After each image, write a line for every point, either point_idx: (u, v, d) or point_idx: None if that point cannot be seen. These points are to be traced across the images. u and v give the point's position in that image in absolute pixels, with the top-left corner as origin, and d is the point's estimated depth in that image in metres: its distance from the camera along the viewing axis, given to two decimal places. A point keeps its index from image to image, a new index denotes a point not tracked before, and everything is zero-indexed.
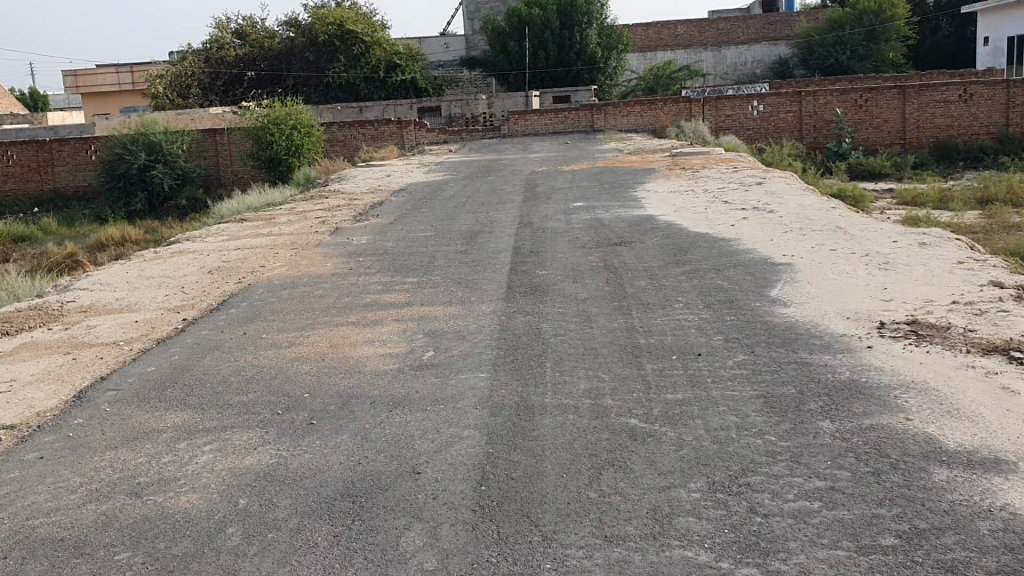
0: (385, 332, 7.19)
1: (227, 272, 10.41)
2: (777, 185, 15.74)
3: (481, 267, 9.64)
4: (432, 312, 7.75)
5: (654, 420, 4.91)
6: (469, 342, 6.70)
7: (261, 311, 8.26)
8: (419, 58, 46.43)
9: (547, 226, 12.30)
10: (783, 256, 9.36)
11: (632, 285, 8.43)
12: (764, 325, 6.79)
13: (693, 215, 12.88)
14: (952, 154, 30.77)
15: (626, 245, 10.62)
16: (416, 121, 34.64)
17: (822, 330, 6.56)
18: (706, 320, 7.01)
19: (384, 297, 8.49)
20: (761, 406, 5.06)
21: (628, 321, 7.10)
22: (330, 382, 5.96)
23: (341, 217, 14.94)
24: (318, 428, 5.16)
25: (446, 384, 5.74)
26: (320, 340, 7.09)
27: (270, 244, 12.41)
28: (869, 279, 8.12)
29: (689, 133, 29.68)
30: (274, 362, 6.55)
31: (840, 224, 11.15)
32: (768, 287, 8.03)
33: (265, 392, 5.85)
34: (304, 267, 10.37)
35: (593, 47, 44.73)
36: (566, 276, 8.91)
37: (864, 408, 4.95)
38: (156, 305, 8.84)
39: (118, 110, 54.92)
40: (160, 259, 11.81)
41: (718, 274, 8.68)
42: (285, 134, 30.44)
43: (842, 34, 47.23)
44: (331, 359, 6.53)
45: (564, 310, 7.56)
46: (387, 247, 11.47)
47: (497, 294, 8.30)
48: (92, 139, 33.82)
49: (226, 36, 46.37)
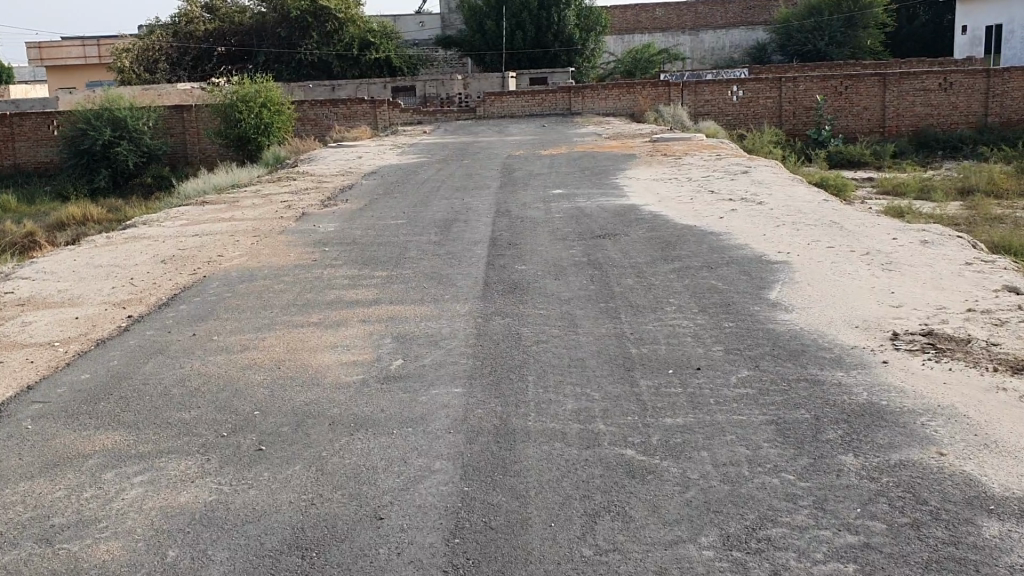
0: (350, 335, 6.51)
1: (182, 261, 9.67)
2: (764, 173, 15.18)
3: (457, 260, 8.99)
4: (403, 313, 7.08)
5: (654, 451, 4.30)
6: (443, 349, 6.06)
7: (215, 307, 7.55)
8: (393, 35, 45.43)
9: (526, 215, 11.66)
10: (778, 254, 8.77)
11: (619, 284, 7.80)
12: (766, 333, 6.20)
13: (679, 205, 12.30)
14: (931, 142, 30.43)
15: (610, 237, 10.00)
16: (390, 101, 33.75)
17: (831, 340, 5.99)
18: (702, 327, 6.40)
19: (351, 293, 7.80)
20: (773, 434, 4.47)
21: (617, 326, 6.48)
22: (284, 397, 5.28)
23: (308, 201, 14.23)
24: (268, 455, 4.49)
25: (416, 401, 5.09)
26: (278, 343, 6.42)
27: (232, 230, 11.68)
28: (873, 281, 7.54)
29: (669, 118, 29.10)
30: (223, 370, 5.86)
31: (834, 218, 10.58)
32: (767, 289, 7.45)
33: (211, 409, 5.17)
34: (265, 257, 9.65)
35: (571, 28, 43.84)
36: (547, 273, 8.27)
37: (890, 440, 4.36)
38: (100, 299, 8.11)
39: (84, 84, 53.58)
40: (114, 245, 11.05)
41: (710, 274, 8.07)
42: (254, 112, 29.54)
43: (821, 20, 46.72)
44: (288, 367, 5.85)
45: (546, 313, 6.91)
46: (355, 236, 10.77)
47: (474, 292, 7.65)
48: (53, 113, 32.68)
49: (195, 10, 45.09)
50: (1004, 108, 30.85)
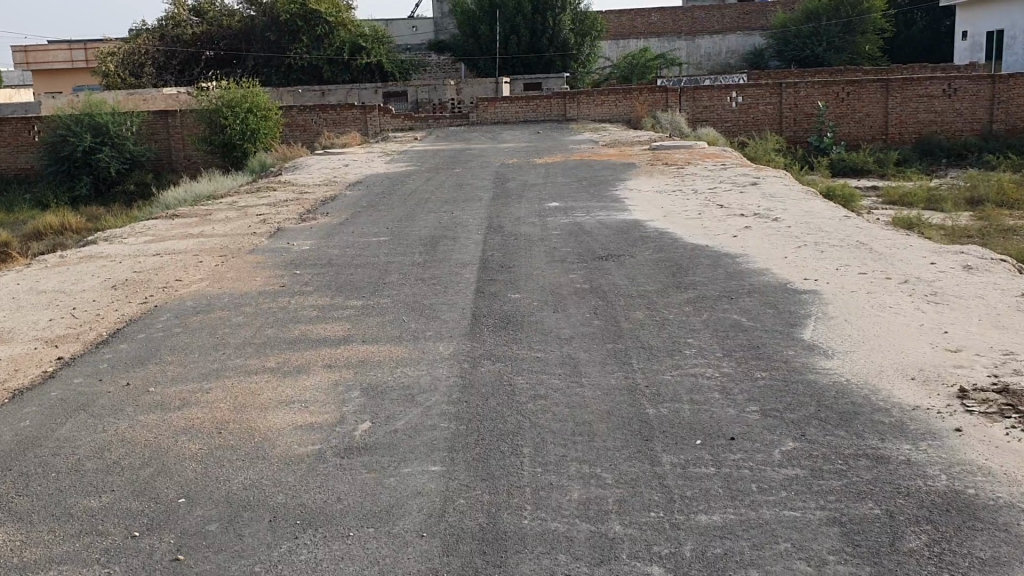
0: (310, 386, 5.49)
1: (134, 287, 8.63)
2: (774, 186, 14.21)
3: (441, 288, 7.93)
4: (376, 356, 6.04)
5: (686, 569, 3.31)
6: (420, 408, 5.02)
7: (160, 348, 6.51)
8: (386, 40, 44.10)
9: (520, 232, 10.65)
10: (804, 281, 7.77)
11: (627, 318, 6.78)
12: (807, 388, 5.17)
13: (687, 221, 11.29)
14: (935, 150, 29.47)
15: (613, 260, 8.97)
16: (380, 107, 32.72)
17: (885, 398, 4.99)
18: (730, 378, 5.37)
19: (316, 330, 6.76)
20: (840, 541, 3.49)
21: (629, 376, 5.45)
22: (219, 478, 4.27)
23: (286, 215, 13.15)
24: (187, 571, 3.47)
25: (384, 487, 4.07)
26: (227, 397, 5.40)
27: (198, 248, 10.61)
28: (919, 316, 6.55)
29: (666, 124, 28.15)
30: (150, 437, 4.83)
31: (862, 238, 9.57)
32: (797, 326, 6.45)
33: (126, 494, 4.15)
34: (227, 283, 8.56)
35: (566, 33, 42.91)
36: (543, 304, 7.24)
37: (996, 555, 3.35)
38: (32, 335, 7.07)
39: (68, 88, 52.54)
40: (66, 266, 10.00)
41: (730, 306, 7.06)
42: (240, 118, 28.49)
43: (819, 25, 45.93)
44: (230, 433, 4.82)
45: (544, 357, 5.86)
46: (331, 256, 9.71)
47: (460, 327, 6.63)
48: (34, 118, 31.57)
49: (182, 13, 43.90)
50: (1009, 115, 29.88)
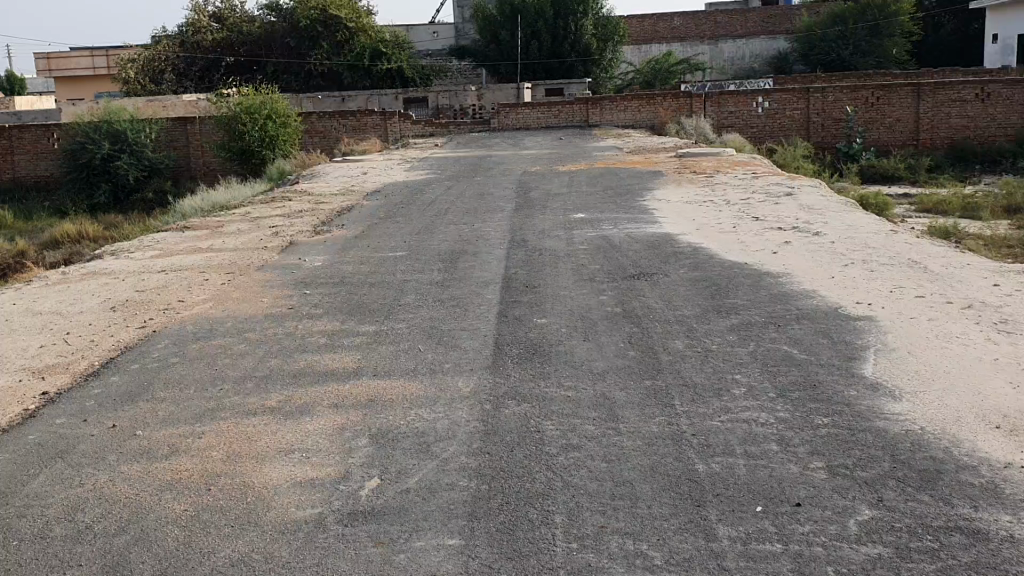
0: (313, 431, 4.90)
1: (136, 308, 8.12)
2: (810, 196, 13.53)
3: (461, 311, 7.34)
4: (389, 393, 5.45)
5: None
6: (436, 461, 4.42)
7: (152, 381, 5.95)
8: (406, 46, 43.67)
9: (545, 247, 10.05)
10: (858, 306, 7.10)
11: (665, 348, 6.17)
12: (876, 438, 4.52)
13: (721, 235, 10.65)
14: (968, 157, 28.63)
15: (645, 279, 8.35)
16: (401, 112, 32.17)
17: (970, 452, 4.32)
18: (788, 425, 4.74)
19: (324, 361, 6.17)
20: None
21: (673, 422, 4.82)
22: (205, 550, 3.69)
23: (299, 227, 12.62)
24: None
25: (393, 564, 3.48)
26: (220, 443, 4.82)
27: (205, 264, 10.09)
28: (991, 350, 5.87)
29: (691, 131, 27.46)
30: (133, 493, 4.28)
31: (913, 255, 8.89)
32: (856, 360, 5.81)
33: (94, 571, 3.58)
34: (232, 304, 8.02)
35: (588, 38, 42.26)
36: (572, 331, 6.62)
37: None
38: (19, 364, 6.56)
39: (90, 95, 52.59)
40: (67, 284, 9.50)
41: (779, 335, 6.44)
42: (259, 125, 28.03)
43: (845, 29, 45.04)
44: (220, 490, 4.24)
45: (576, 397, 5.24)
46: (344, 274, 9.16)
47: (482, 358, 6.03)
48: (53, 125, 31.27)
49: (203, 19, 43.75)
50: None
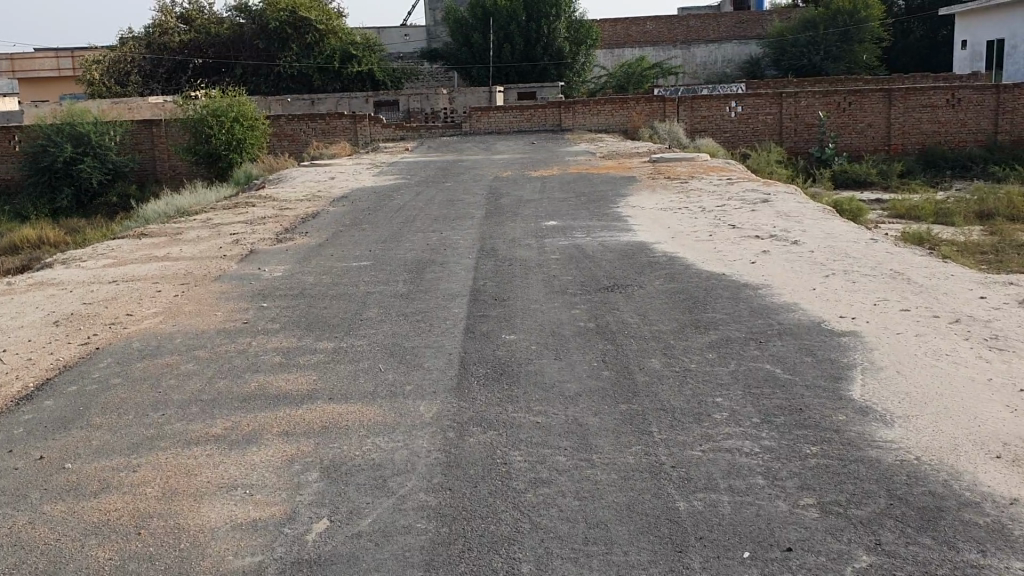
0: (258, 464, 4.48)
1: (80, 322, 7.65)
2: (786, 202, 13.25)
3: (425, 326, 6.94)
4: (346, 419, 5.05)
5: None
6: (393, 499, 4.02)
7: (89, 406, 5.50)
8: (377, 48, 43.13)
9: (517, 257, 9.65)
10: (841, 321, 6.78)
11: (641, 368, 5.81)
12: (870, 471, 4.18)
13: (697, 243, 10.32)
14: (939, 162, 28.62)
15: (619, 291, 7.99)
16: (372, 116, 31.67)
17: (972, 486, 3.99)
18: (774, 456, 4.39)
19: (277, 382, 5.76)
20: None
21: (652, 453, 4.44)
22: None
23: (259, 235, 12.12)
24: None
25: None
26: (156, 477, 4.40)
27: (159, 275, 9.60)
28: (985, 369, 5.56)
29: (664, 136, 27.17)
30: (55, 537, 3.84)
31: (895, 266, 8.60)
32: (844, 380, 5.47)
33: None
34: (184, 318, 7.57)
35: (561, 41, 42.05)
36: (542, 348, 6.24)
37: None
38: None
39: (55, 96, 51.61)
40: (8, 296, 8.95)
41: (760, 352, 6.10)
42: (225, 127, 27.42)
43: (816, 34, 45.06)
44: (152, 534, 3.82)
45: (546, 424, 4.86)
46: (305, 284, 8.73)
47: (446, 380, 5.62)
48: (14, 127, 30.44)
49: (170, 20, 42.99)
50: (1013, 125, 29.14)
